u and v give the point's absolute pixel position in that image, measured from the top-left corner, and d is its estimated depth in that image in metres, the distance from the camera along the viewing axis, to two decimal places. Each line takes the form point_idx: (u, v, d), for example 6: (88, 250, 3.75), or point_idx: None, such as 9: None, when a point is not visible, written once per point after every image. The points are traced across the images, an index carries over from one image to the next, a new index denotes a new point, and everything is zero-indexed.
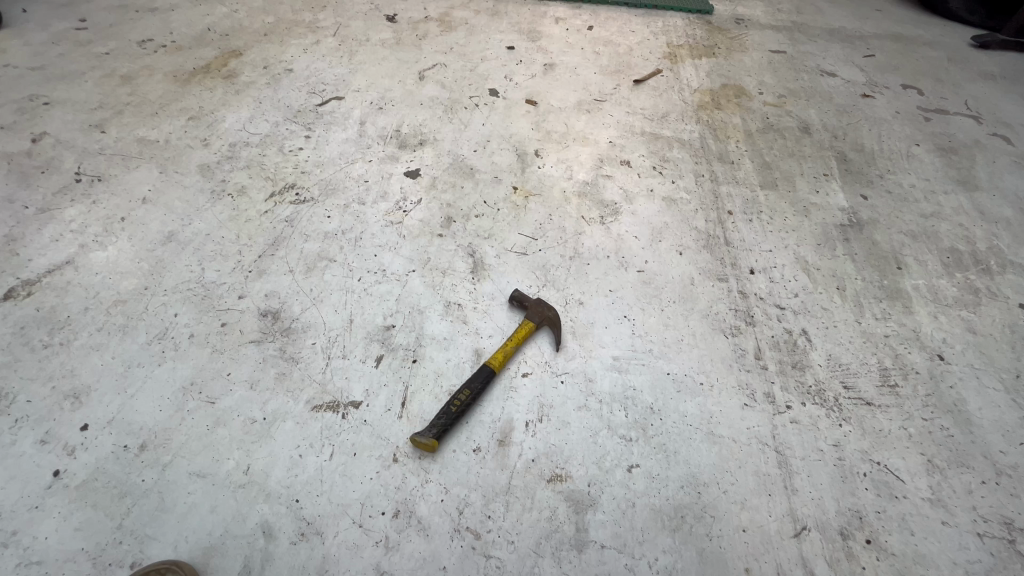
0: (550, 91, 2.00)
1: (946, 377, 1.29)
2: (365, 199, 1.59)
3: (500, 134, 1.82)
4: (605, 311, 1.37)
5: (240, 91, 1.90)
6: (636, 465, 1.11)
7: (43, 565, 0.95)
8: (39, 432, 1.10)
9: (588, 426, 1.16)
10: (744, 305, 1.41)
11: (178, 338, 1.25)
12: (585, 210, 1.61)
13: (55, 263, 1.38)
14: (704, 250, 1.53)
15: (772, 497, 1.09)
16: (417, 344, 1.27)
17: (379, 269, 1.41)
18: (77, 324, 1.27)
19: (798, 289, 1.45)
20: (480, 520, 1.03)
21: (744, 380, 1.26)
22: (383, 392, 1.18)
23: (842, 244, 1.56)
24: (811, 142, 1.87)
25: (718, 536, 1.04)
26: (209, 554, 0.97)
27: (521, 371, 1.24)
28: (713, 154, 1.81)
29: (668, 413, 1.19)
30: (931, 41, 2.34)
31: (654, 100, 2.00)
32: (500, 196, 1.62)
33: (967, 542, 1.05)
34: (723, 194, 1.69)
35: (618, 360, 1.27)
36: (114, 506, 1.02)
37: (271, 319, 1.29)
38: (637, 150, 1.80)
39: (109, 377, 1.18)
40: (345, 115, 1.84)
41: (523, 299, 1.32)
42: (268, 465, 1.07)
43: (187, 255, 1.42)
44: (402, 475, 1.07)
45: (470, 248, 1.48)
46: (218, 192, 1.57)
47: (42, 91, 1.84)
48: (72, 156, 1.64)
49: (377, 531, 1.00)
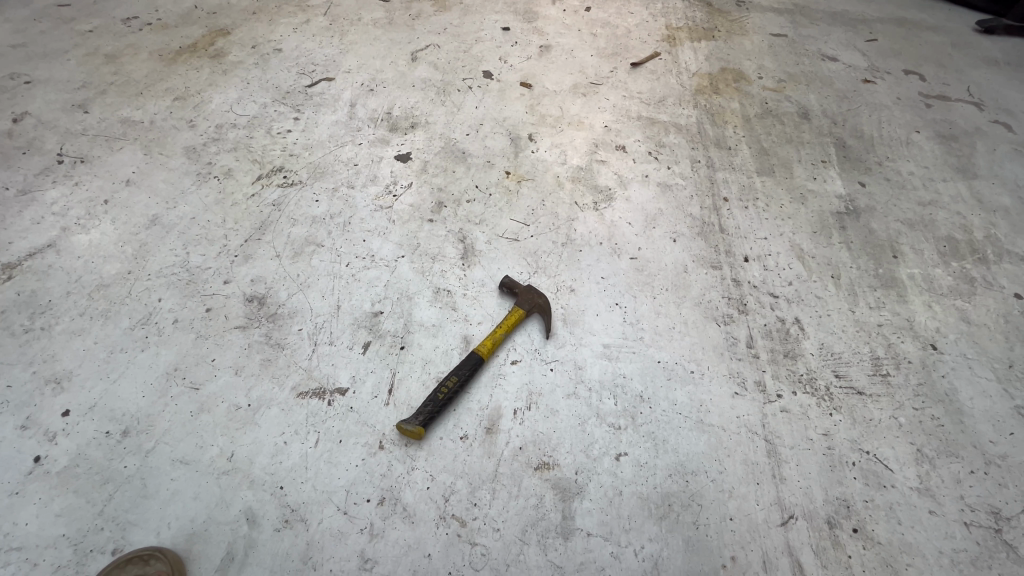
0: (545, 74, 1.96)
1: (938, 366, 1.28)
2: (354, 182, 1.56)
3: (494, 117, 1.78)
4: (596, 298, 1.35)
5: (227, 70, 1.85)
6: (624, 453, 1.11)
7: (24, 552, 0.94)
8: (19, 417, 1.09)
9: (577, 414, 1.15)
10: (737, 293, 1.39)
11: (162, 323, 1.23)
12: (579, 195, 1.58)
13: (37, 246, 1.36)
14: (698, 237, 1.51)
15: (759, 486, 1.08)
16: (405, 330, 1.25)
17: (367, 254, 1.39)
18: (59, 308, 1.25)
19: (793, 277, 1.43)
20: (466, 507, 1.02)
21: (735, 369, 1.25)
22: (370, 379, 1.17)
23: (838, 232, 1.54)
24: (809, 128, 1.83)
25: (705, 524, 1.03)
26: (192, 540, 0.96)
27: (510, 358, 1.22)
28: (710, 139, 1.78)
29: (657, 402, 1.18)
30: (935, 26, 2.29)
31: (652, 84, 1.96)
32: (492, 181, 1.59)
33: (954, 531, 1.05)
34: (719, 179, 1.66)
35: (608, 347, 1.26)
36: (96, 492, 1.01)
37: (257, 305, 1.27)
38: (633, 135, 1.77)
39: (91, 362, 1.17)
40: (335, 96, 1.80)
41: (514, 286, 1.29)
42: (251, 452, 1.06)
43: (171, 239, 1.39)
44: (388, 462, 1.06)
45: (460, 234, 1.45)
46: (204, 174, 1.54)
47: (23, 70, 1.79)
48: (54, 137, 1.61)
49: (362, 519, 1.00)
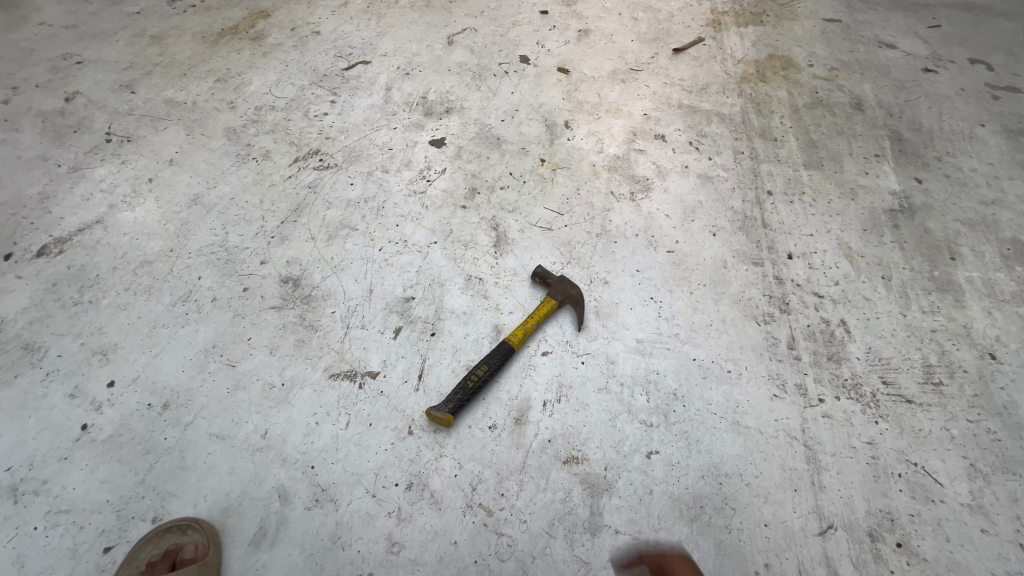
0: (583, 59, 1.91)
1: (997, 377, 1.20)
2: (389, 166, 1.55)
3: (530, 104, 1.75)
4: (631, 291, 1.32)
5: (267, 53, 1.86)
6: (656, 451, 1.08)
7: (71, 515, 0.99)
8: (68, 386, 1.13)
9: (608, 409, 1.13)
10: (779, 291, 1.34)
11: (202, 301, 1.26)
12: (615, 185, 1.54)
13: (86, 222, 1.40)
14: (739, 232, 1.45)
15: (798, 492, 1.04)
16: (437, 317, 1.25)
17: (401, 239, 1.39)
18: (106, 282, 1.29)
19: (839, 276, 1.36)
20: (493, 497, 1.01)
21: (775, 370, 1.20)
22: (401, 364, 1.17)
23: (890, 230, 1.46)
24: (862, 120, 1.73)
25: (738, 529, 1.00)
26: (227, 514, 0.99)
27: (541, 350, 1.20)
28: (754, 130, 1.70)
29: (692, 400, 1.15)
30: (1006, 11, 2.12)
31: (694, 71, 1.88)
32: (527, 168, 1.57)
33: (1008, 553, 0.99)
34: (763, 172, 1.59)
35: (642, 343, 1.23)
36: (138, 462, 1.04)
37: (292, 286, 1.29)
38: (674, 124, 1.71)
39: (135, 336, 1.20)
40: (371, 80, 1.80)
41: (546, 276, 1.27)
42: (285, 430, 1.08)
43: (211, 219, 1.42)
44: (417, 448, 1.06)
45: (494, 222, 1.43)
46: (244, 155, 1.57)
47: (75, 50, 1.85)
48: (103, 116, 1.65)
49: (390, 502, 1.00)
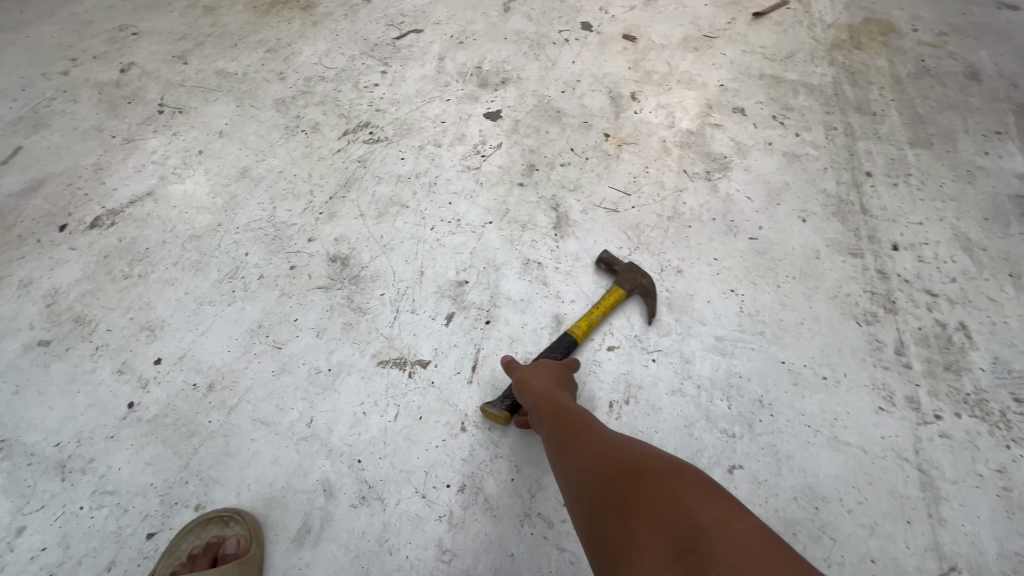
0: (651, 26, 1.73)
1: None
2: (441, 140, 1.45)
3: (592, 74, 1.60)
4: (708, 282, 1.17)
5: (317, 22, 1.79)
6: (739, 466, 0.95)
7: (116, 496, 0.96)
8: (117, 361, 1.11)
9: (682, 415, 1.01)
10: (884, 287, 1.15)
11: (248, 279, 1.21)
12: (688, 163, 1.38)
13: (137, 194, 1.38)
14: (834, 218, 1.27)
15: (910, 525, 0.89)
16: (491, 303, 1.14)
17: (454, 218, 1.29)
18: (155, 256, 1.26)
19: (957, 273, 1.16)
20: (553, 507, 0.92)
21: (880, 379, 1.03)
22: (453, 353, 1.08)
23: (1019, 220, 1.24)
24: (980, 92, 1.49)
25: (838, 564, 0.86)
26: (271, 505, 0.94)
27: (606, 344, 1.08)
28: (850, 103, 1.49)
29: (781, 410, 1.01)
30: None
31: (779, 37, 1.67)
32: (589, 144, 1.43)
33: None
34: (863, 150, 1.39)
35: (721, 341, 1.09)
36: (183, 445, 1.00)
37: (340, 265, 1.22)
38: (756, 96, 1.52)
39: (182, 313, 1.17)
40: (423, 49, 1.69)
41: (613, 262, 1.14)
42: (331, 420, 1.01)
43: (259, 193, 1.36)
44: (470, 446, 0.98)
45: (553, 202, 1.31)
46: (292, 128, 1.50)
47: (131, 21, 1.83)
48: (156, 87, 1.63)
49: (441, 505, 0.92)
